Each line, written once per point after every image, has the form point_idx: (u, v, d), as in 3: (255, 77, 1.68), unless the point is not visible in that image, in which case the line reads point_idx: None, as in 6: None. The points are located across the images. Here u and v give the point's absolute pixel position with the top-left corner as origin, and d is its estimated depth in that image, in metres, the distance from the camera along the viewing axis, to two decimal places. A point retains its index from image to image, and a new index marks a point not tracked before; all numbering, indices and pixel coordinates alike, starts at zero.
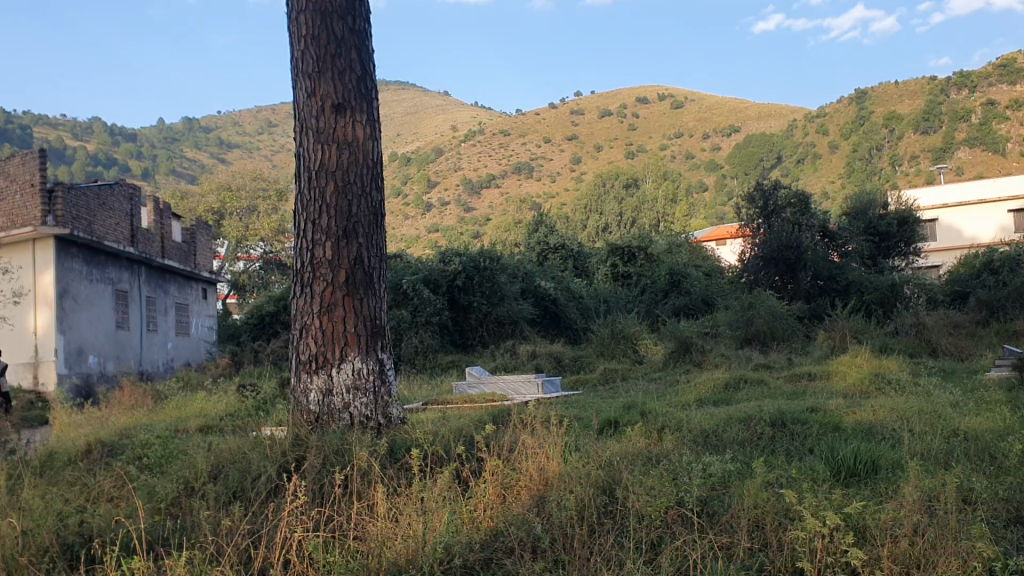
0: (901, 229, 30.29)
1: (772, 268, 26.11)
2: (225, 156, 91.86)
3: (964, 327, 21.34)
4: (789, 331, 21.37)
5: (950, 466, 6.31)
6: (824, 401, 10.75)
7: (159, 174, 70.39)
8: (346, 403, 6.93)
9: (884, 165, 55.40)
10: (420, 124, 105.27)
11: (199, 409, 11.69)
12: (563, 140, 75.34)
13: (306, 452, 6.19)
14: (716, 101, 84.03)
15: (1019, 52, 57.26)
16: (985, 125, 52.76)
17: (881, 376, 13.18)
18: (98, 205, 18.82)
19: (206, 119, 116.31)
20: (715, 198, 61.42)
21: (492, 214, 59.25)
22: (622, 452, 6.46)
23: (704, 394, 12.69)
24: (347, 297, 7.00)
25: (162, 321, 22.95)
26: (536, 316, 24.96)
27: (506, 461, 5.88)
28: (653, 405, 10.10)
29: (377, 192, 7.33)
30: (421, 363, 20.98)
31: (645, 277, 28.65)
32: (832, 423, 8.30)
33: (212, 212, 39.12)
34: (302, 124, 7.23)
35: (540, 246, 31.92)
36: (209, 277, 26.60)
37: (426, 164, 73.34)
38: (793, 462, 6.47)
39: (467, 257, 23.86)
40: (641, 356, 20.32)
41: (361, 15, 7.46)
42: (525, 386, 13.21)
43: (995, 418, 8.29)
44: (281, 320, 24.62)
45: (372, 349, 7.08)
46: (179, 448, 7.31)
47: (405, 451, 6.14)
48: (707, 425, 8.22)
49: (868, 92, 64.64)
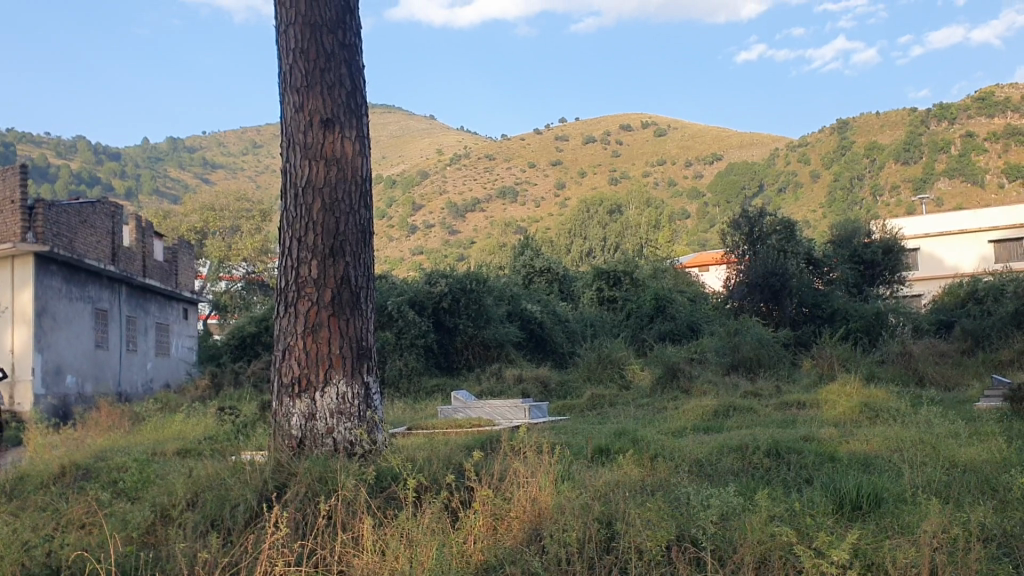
0: (886, 257, 30.40)
1: (757, 295, 26.05)
2: (208, 177, 91.42)
3: (949, 356, 21.28)
4: (774, 358, 21.23)
5: (957, 501, 6.13)
6: (816, 430, 10.53)
7: (142, 194, 69.82)
8: (330, 428, 6.68)
9: (865, 195, 55.62)
10: (405, 148, 105.17)
11: (177, 432, 11.40)
12: (547, 165, 75.37)
13: (289, 479, 5.91)
14: (699, 129, 84.47)
15: (997, 86, 57.95)
16: (964, 157, 53.47)
17: (870, 405, 12.97)
18: (79, 222, 18.49)
19: (191, 139, 115.87)
20: (697, 226, 61.51)
21: (476, 237, 59.03)
22: (620, 481, 6.28)
23: (693, 421, 12.50)
24: (333, 317, 6.76)
25: (142, 341, 22.60)
26: (522, 340, 24.76)
27: (500, 490, 5.62)
28: (645, 432, 9.86)
29: (366, 210, 7.10)
30: (405, 387, 20.61)
31: (631, 301, 28.53)
32: (827, 454, 8.11)
33: (195, 232, 38.72)
34: (290, 139, 7.02)
35: (527, 269, 31.84)
36: (191, 297, 26.24)
37: (411, 186, 73.21)
38: (792, 494, 6.27)
39: (453, 279, 23.69)
40: (628, 381, 20.04)
41: (352, 29, 7.27)
42: (512, 411, 12.92)
43: (992, 449, 8.14)
44: (262, 341, 24.28)
45: (357, 373, 6.83)
46: (157, 472, 7.04)
47: (391, 479, 5.89)
48: (701, 454, 8.00)
49: (849, 122, 65.01)
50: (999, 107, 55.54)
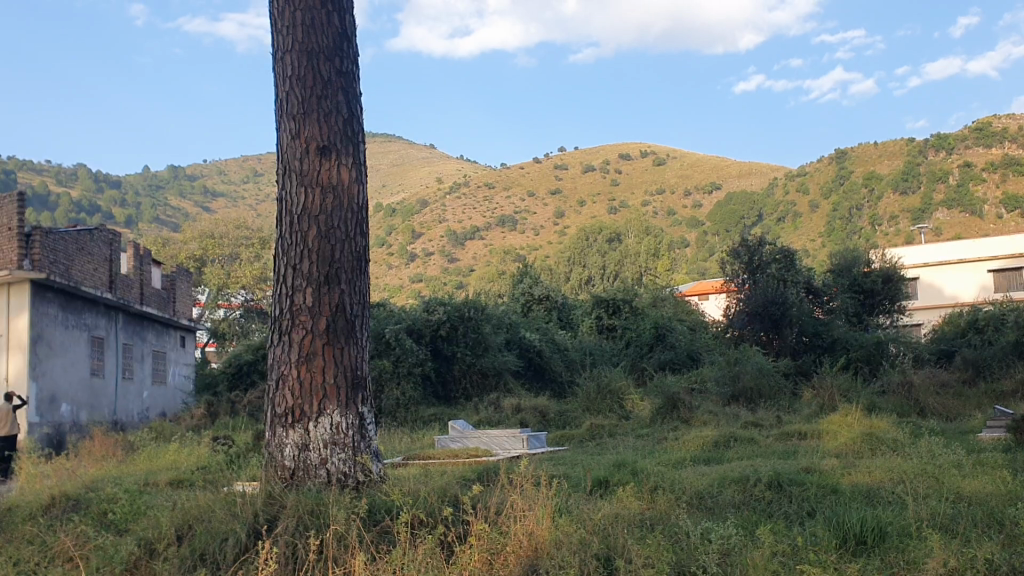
0: (886, 287, 30.32)
1: (757, 323, 25.87)
2: (209, 204, 91.53)
3: (951, 386, 21.12)
4: (775, 388, 21.08)
5: (964, 535, 5.99)
6: (818, 462, 10.37)
7: (142, 222, 69.82)
8: (324, 459, 6.54)
9: (863, 225, 55.64)
10: (405, 176, 105.28)
11: (169, 463, 11.23)
12: (547, 194, 75.44)
13: (281, 512, 5.77)
14: (698, 158, 84.69)
15: (994, 116, 58.23)
16: (962, 187, 53.64)
17: (872, 436, 12.80)
18: (76, 249, 18.43)
19: (193, 167, 116.25)
20: (697, 254, 61.52)
21: (475, 265, 58.93)
22: (617, 514, 6.18)
23: (694, 452, 12.32)
24: (327, 345, 6.66)
25: (138, 369, 22.45)
26: (520, 369, 24.62)
27: (495, 523, 5.47)
28: (644, 464, 9.71)
29: (361, 238, 7.01)
30: (402, 417, 20.41)
31: (630, 329, 28.43)
32: (830, 486, 7.95)
33: (194, 259, 38.69)
34: (286, 166, 6.95)
35: (525, 297, 31.73)
36: (188, 325, 26.14)
37: (411, 215, 73.25)
38: (794, 528, 6.15)
39: (451, 306, 23.58)
40: (627, 411, 19.88)
41: (349, 56, 7.23)
42: (511, 440, 12.76)
43: (996, 481, 8.01)
44: (259, 370, 24.11)
45: (352, 402, 6.71)
46: (147, 503, 6.91)
47: (385, 512, 5.74)
48: (702, 486, 7.85)
49: (847, 151, 65.13)
50: (997, 137, 55.81)
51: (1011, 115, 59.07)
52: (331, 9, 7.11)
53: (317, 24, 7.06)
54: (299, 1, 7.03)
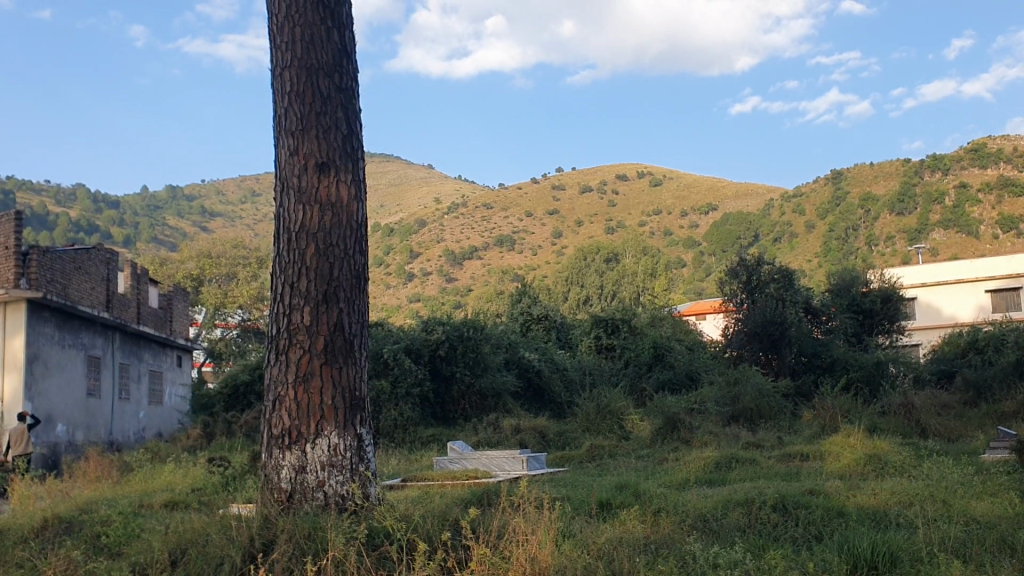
0: (884, 307, 30.24)
1: (756, 343, 25.78)
2: (207, 224, 91.40)
3: (951, 408, 21.00)
4: (775, 408, 20.98)
5: (976, 561, 5.85)
6: (821, 483, 10.24)
7: (140, 242, 69.71)
8: (321, 481, 6.41)
9: (860, 245, 55.59)
10: (403, 197, 105.30)
11: (164, 484, 11.09)
12: (544, 215, 75.45)
13: (277, 535, 5.62)
14: (694, 179, 84.90)
15: (989, 137, 58.63)
16: (958, 208, 53.82)
17: (876, 457, 12.66)
18: (74, 269, 18.32)
19: (191, 187, 116.21)
20: (693, 274, 61.47)
21: (473, 285, 58.84)
22: (620, 539, 6.05)
23: (697, 473, 12.18)
24: (325, 365, 6.53)
25: (135, 389, 22.29)
26: (519, 389, 24.50)
27: (496, 548, 5.34)
28: (646, 485, 9.58)
29: (360, 255, 6.90)
30: (400, 437, 20.31)
31: (629, 349, 28.36)
32: (835, 508, 7.80)
33: (191, 279, 38.54)
34: (283, 183, 6.85)
35: (524, 316, 31.66)
36: (185, 344, 26.00)
37: (408, 234, 73.24)
38: (801, 552, 6.07)
39: (451, 326, 23.48)
40: (627, 432, 19.78)
41: (349, 72, 7.14)
42: (510, 461, 12.62)
43: (1003, 503, 7.89)
44: (255, 390, 23.92)
45: (350, 424, 6.58)
46: (143, 525, 6.78)
47: (385, 536, 5.60)
48: (706, 509, 7.73)
49: (843, 172, 65.26)
50: (991, 158, 56.24)
51: (1006, 136, 59.46)
52: (331, 25, 7.03)
53: (317, 39, 6.98)
54: (299, 17, 6.96)
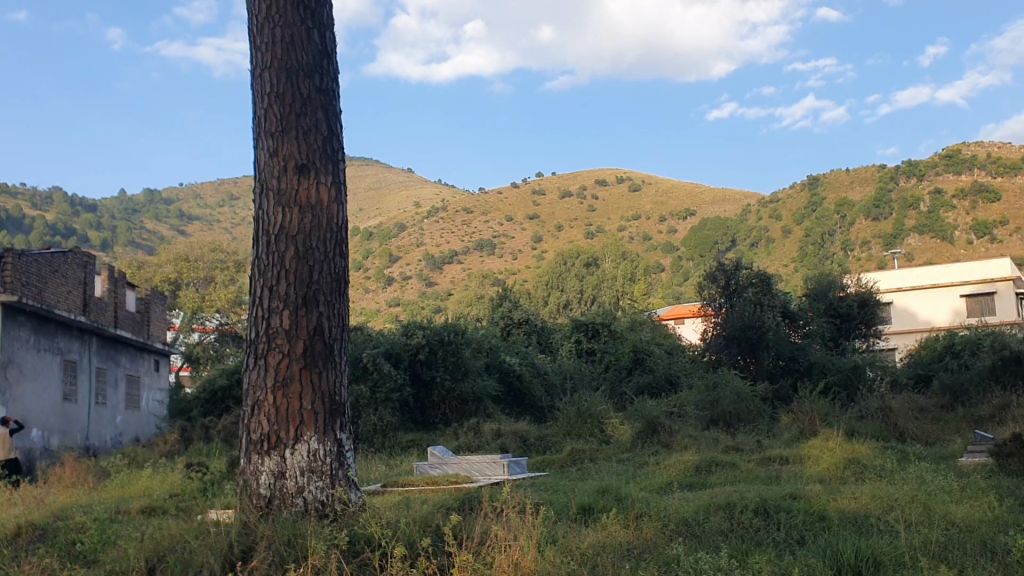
0: (861, 311, 30.42)
1: (735, 347, 25.85)
2: (185, 228, 90.74)
3: (928, 411, 21.16)
4: (754, 412, 21.01)
5: (958, 566, 5.86)
6: (802, 487, 10.26)
7: (117, 246, 69.06)
8: (300, 487, 6.33)
9: (836, 250, 55.50)
10: (382, 201, 105.07)
11: (141, 490, 10.93)
12: (524, 219, 75.48)
13: (257, 541, 5.54)
14: (672, 184, 85.27)
15: (964, 144, 60.18)
16: (933, 214, 54.58)
17: (855, 461, 12.70)
18: (49, 272, 18.11)
19: (168, 191, 115.32)
20: (672, 279, 61.62)
21: (453, 290, 58.71)
22: (603, 545, 6.03)
23: (677, 477, 12.15)
24: (305, 370, 6.46)
25: (112, 394, 22.04)
26: (500, 393, 24.43)
27: (479, 555, 5.29)
28: (627, 489, 9.55)
29: (340, 258, 6.84)
30: (380, 442, 20.16)
31: (609, 354, 28.38)
32: (816, 512, 7.80)
33: (169, 282, 38.25)
34: (263, 184, 6.78)
35: (505, 321, 31.62)
36: (162, 349, 25.75)
37: (388, 239, 73.03)
38: (784, 556, 6.08)
39: (431, 330, 23.33)
40: (608, 436, 19.77)
41: (329, 73, 7.08)
42: (491, 466, 12.53)
43: (981, 507, 7.92)
44: (233, 395, 23.70)
45: (330, 429, 6.50)
46: (118, 533, 6.66)
47: (366, 543, 5.54)
48: (687, 513, 7.72)
49: (819, 178, 65.70)
50: (965, 164, 57.86)
51: (980, 143, 60.40)
52: (311, 26, 6.97)
53: (297, 40, 6.91)
54: (279, 18, 6.89)
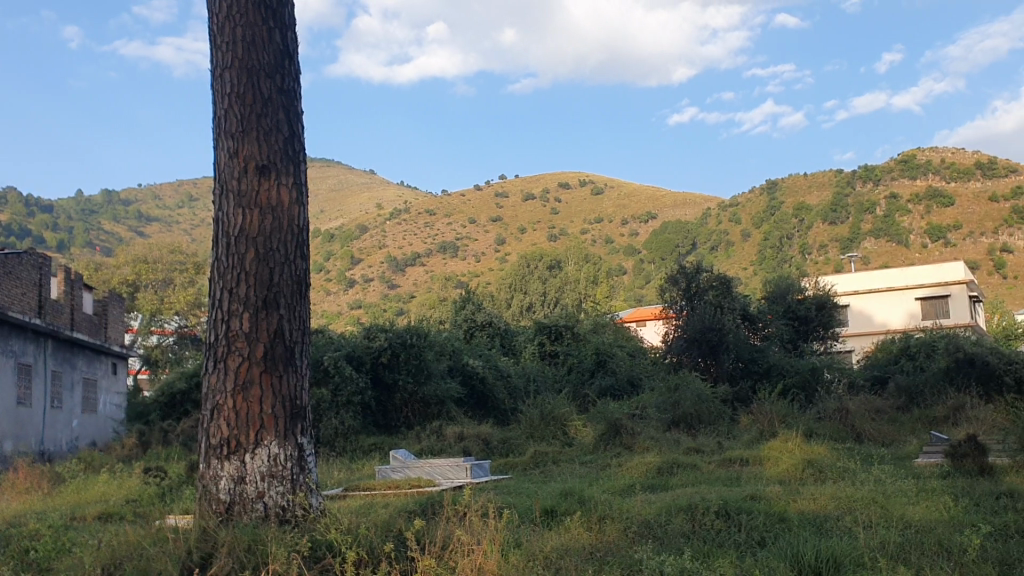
0: (819, 314, 30.80)
1: (695, 350, 26.05)
2: (143, 229, 89.46)
3: (885, 412, 21.50)
4: (715, 414, 21.17)
5: (915, 565, 5.95)
6: (763, 489, 10.37)
7: (74, 247, 67.92)
8: (261, 492, 6.25)
9: (794, 253, 56.27)
10: (344, 203, 104.49)
11: (97, 495, 10.74)
12: (487, 222, 75.50)
13: (217, 547, 5.46)
14: (634, 188, 85.84)
15: (918, 150, 61.52)
16: (889, 218, 55.53)
17: (814, 462, 12.83)
18: (3, 273, 17.78)
19: (126, 191, 113.67)
20: (633, 282, 61.97)
21: (416, 292, 58.54)
22: (566, 548, 6.04)
23: (638, 479, 12.19)
24: (265, 373, 6.39)
25: (67, 398, 21.65)
26: (462, 396, 24.37)
27: (441, 560, 5.26)
28: (590, 492, 9.58)
29: (302, 260, 6.78)
30: (341, 446, 20.01)
31: (572, 356, 28.48)
32: (776, 514, 7.87)
33: (127, 284, 37.71)
34: (222, 186, 6.69)
35: (467, 323, 31.57)
36: (120, 351, 25.36)
37: (350, 241, 72.60)
38: (746, 558, 6.15)
39: (394, 332, 23.19)
40: (571, 438, 19.81)
41: (291, 73, 7.01)
42: (453, 470, 12.49)
43: (937, 508, 8.05)
44: (193, 398, 23.40)
45: (291, 433, 6.43)
46: (74, 540, 6.53)
47: (328, 549, 5.49)
48: (649, 515, 7.76)
49: (778, 182, 66.48)
50: (919, 169, 59.07)
51: (934, 149, 61.65)
52: (273, 26, 6.90)
53: (258, 40, 6.84)
54: (240, 18, 6.82)
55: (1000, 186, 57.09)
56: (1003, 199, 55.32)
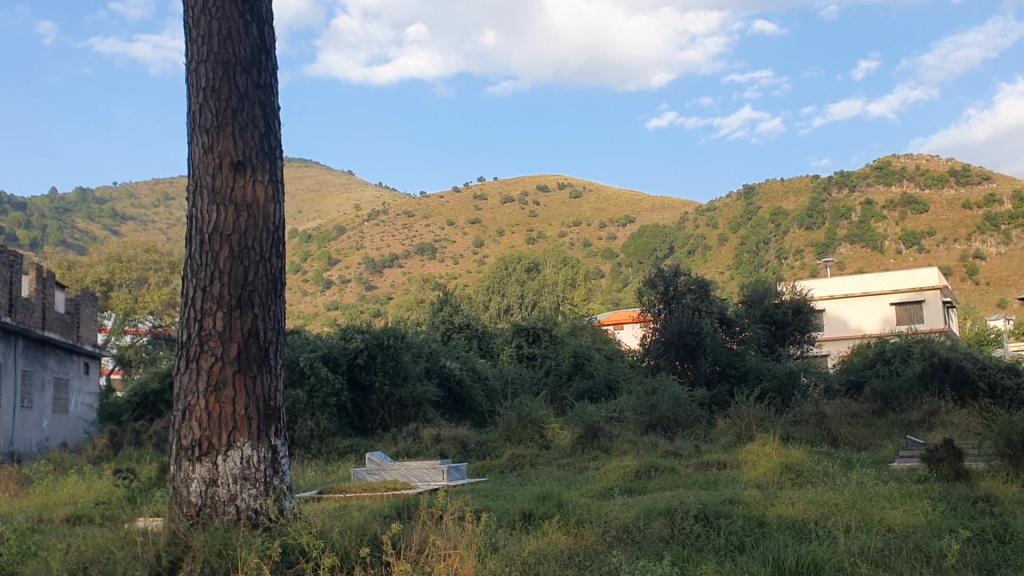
0: (796, 318, 30.88)
1: (672, 353, 26.06)
2: (118, 228, 88.45)
3: (860, 417, 21.50)
4: (691, 417, 21.23)
5: (895, 570, 5.91)
6: (741, 492, 10.39)
7: (46, 245, 66.97)
8: (232, 495, 6.12)
9: (770, 258, 56.52)
10: (322, 203, 103.94)
11: (67, 497, 10.52)
12: (466, 224, 75.38)
13: (187, 551, 5.32)
14: (612, 191, 86.08)
15: (893, 156, 62.17)
16: (865, 224, 55.85)
17: (790, 466, 12.80)
18: None
19: (100, 189, 112.41)
20: (611, 284, 62.03)
21: (393, 294, 58.26)
22: (543, 553, 5.92)
23: (616, 483, 12.14)
24: (238, 373, 6.25)
25: (38, 398, 21.31)
26: (439, 398, 24.23)
27: (417, 564, 5.17)
28: (568, 495, 9.50)
29: (277, 259, 6.65)
30: (316, 449, 19.87)
31: (550, 358, 28.42)
32: (756, 518, 7.81)
33: (100, 283, 37.23)
34: (195, 182, 6.55)
35: (445, 324, 31.41)
36: (92, 351, 25.00)
37: (327, 241, 72.10)
38: (725, 563, 6.10)
39: (371, 333, 23.00)
40: (547, 441, 19.77)
41: (267, 68, 6.87)
42: (429, 472, 12.38)
43: (916, 512, 8.05)
44: (166, 399, 23.10)
45: (264, 435, 6.30)
46: (38, 543, 6.36)
47: (300, 553, 5.36)
48: (628, 519, 7.69)
49: (755, 187, 66.81)
50: (896, 176, 59.83)
51: (908, 155, 62.51)
52: (250, 19, 6.77)
53: (235, 34, 6.70)
54: (216, 10, 6.68)
55: (973, 193, 57.91)
56: (976, 206, 56.04)
